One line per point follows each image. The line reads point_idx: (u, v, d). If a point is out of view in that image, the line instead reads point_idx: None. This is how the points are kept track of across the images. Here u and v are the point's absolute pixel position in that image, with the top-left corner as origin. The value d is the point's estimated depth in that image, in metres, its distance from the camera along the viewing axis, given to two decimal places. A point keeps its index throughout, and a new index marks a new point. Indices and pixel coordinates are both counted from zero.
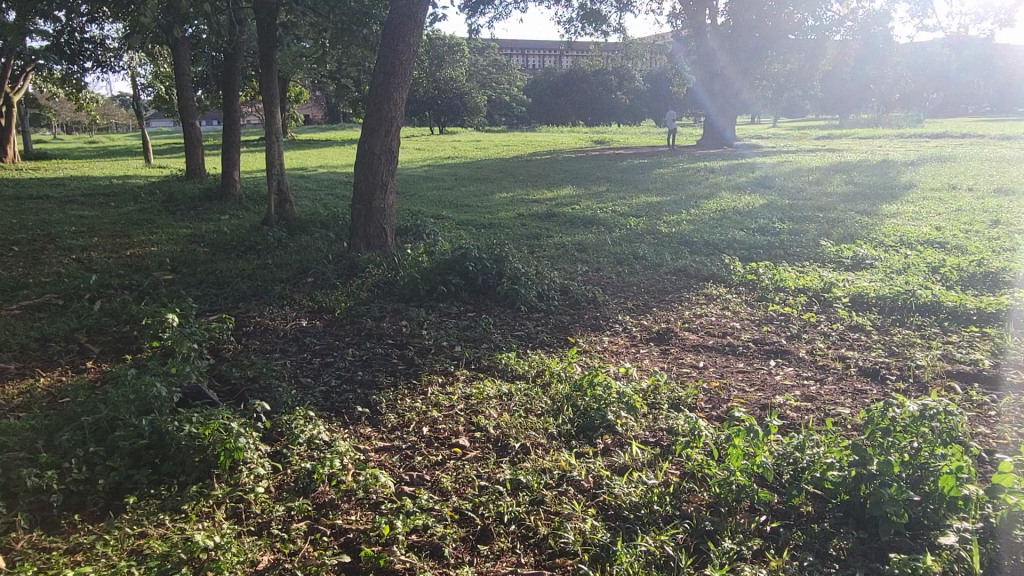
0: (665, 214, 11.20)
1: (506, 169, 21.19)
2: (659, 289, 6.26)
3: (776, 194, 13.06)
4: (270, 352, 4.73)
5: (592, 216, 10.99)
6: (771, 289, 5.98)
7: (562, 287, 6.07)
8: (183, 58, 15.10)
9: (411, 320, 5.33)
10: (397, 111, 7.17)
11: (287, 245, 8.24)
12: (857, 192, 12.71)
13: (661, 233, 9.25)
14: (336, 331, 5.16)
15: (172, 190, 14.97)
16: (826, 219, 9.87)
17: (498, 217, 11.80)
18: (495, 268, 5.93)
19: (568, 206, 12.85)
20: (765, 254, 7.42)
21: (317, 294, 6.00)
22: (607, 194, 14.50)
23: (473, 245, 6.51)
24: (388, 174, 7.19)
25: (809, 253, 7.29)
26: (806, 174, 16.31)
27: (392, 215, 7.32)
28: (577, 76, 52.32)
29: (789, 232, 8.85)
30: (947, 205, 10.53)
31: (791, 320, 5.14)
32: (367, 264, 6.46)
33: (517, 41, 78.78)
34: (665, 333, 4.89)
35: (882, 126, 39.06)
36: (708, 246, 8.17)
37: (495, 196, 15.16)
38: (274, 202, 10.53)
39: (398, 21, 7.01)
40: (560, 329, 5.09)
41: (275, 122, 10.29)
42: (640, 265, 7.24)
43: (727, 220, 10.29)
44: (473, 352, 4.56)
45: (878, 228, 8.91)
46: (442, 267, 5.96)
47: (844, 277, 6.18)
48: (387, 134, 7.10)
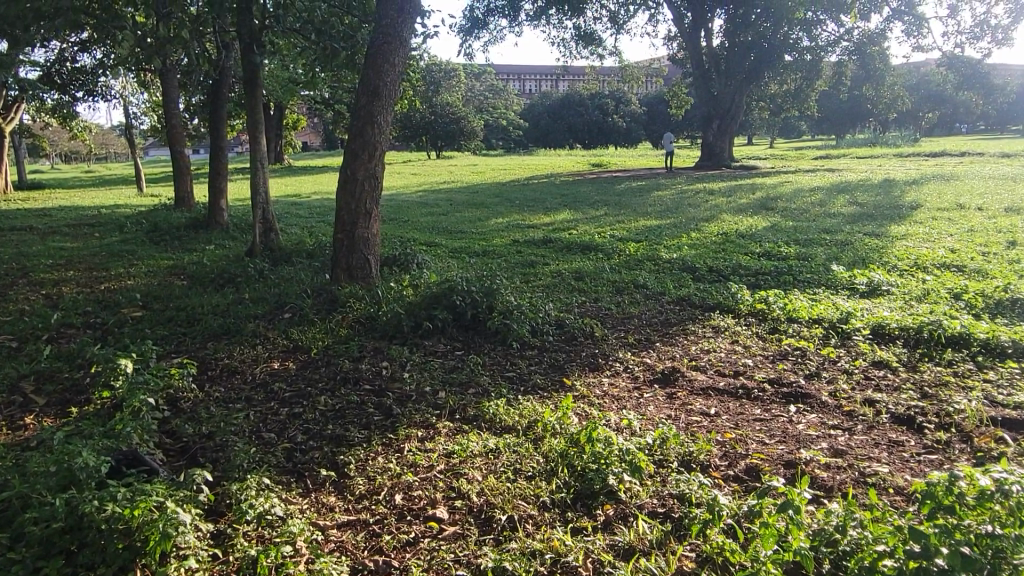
0: (666, 238, 10.79)
1: (502, 193, 20.82)
2: (663, 322, 5.81)
3: (779, 216, 12.67)
4: (234, 401, 4.28)
5: (589, 242, 10.58)
6: (783, 320, 5.54)
7: (557, 321, 5.62)
8: (170, 85, 14.81)
9: (392, 360, 4.88)
10: (381, 134, 6.76)
11: (267, 277, 7.81)
12: (863, 213, 12.31)
13: (662, 259, 8.83)
14: (309, 375, 4.71)
15: (159, 219, 14.59)
16: (833, 242, 9.46)
17: (493, 244, 11.39)
18: (485, 302, 5.49)
19: (565, 232, 12.45)
20: (773, 281, 7.00)
21: (292, 332, 5.56)
22: (606, 218, 14.12)
23: (461, 276, 6.07)
24: (372, 201, 6.76)
25: (819, 279, 6.87)
26: (808, 194, 15.94)
27: (377, 245, 6.90)
28: (573, 100, 52.27)
29: (796, 256, 8.44)
30: (958, 225, 10.13)
31: (807, 356, 4.69)
32: (349, 298, 6.03)
33: (513, 67, 79.22)
34: (671, 373, 4.44)
35: (879, 146, 38.93)
36: (712, 273, 7.74)
37: (490, 221, 14.77)
38: (259, 232, 10.14)
39: (381, 41, 6.64)
40: (556, 369, 4.63)
41: (259, 149, 9.90)
42: (641, 295, 6.80)
43: (731, 244, 9.88)
44: (458, 398, 4.10)
45: (888, 250, 8.50)
46: (428, 301, 5.52)
47: (861, 306, 5.75)
48: (370, 159, 6.69)
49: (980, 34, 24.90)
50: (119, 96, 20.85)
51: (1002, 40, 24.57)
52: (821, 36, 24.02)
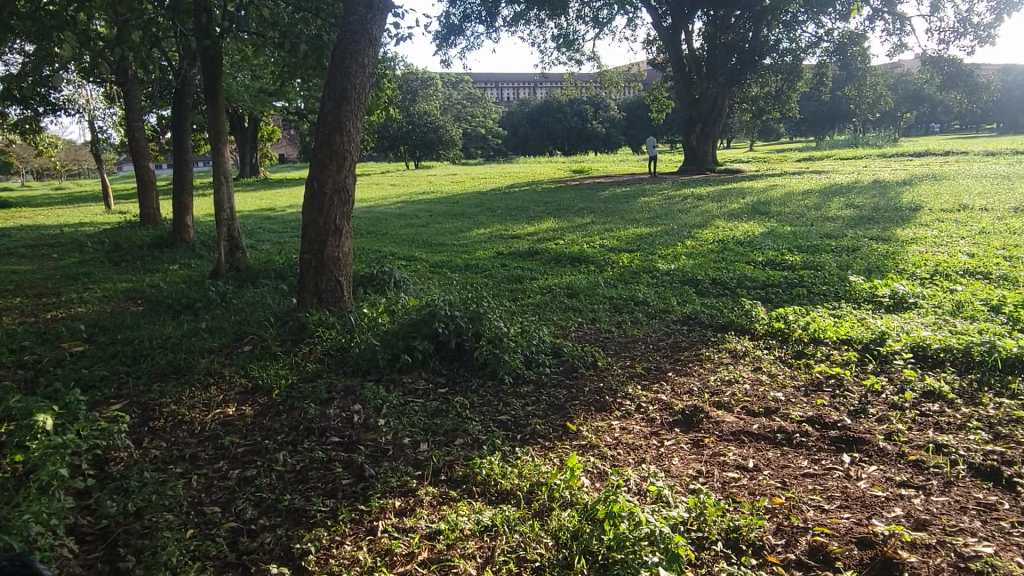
0: (661, 247, 10.20)
1: (484, 202, 20.15)
2: (672, 345, 5.19)
3: (775, 220, 12.15)
4: (173, 462, 3.57)
5: (579, 253, 9.95)
6: (809, 342, 4.93)
7: (554, 348, 4.98)
8: (132, 97, 14.02)
9: (365, 403, 4.20)
10: (352, 143, 6.10)
11: (229, 301, 7.10)
12: (862, 216, 11.83)
13: (660, 270, 8.23)
14: (267, 423, 4.01)
15: (121, 238, 13.77)
16: (838, 249, 8.92)
17: (477, 257, 10.74)
18: (471, 330, 4.83)
19: (552, 242, 11.84)
20: (786, 295, 6.41)
21: (252, 369, 4.86)
22: (594, 226, 13.55)
23: (444, 299, 5.41)
24: (343, 217, 6.08)
25: (836, 292, 6.30)
26: (801, 198, 15.46)
27: (350, 266, 6.21)
28: (552, 106, 51.74)
29: (804, 264, 7.88)
30: (968, 228, 9.63)
31: (847, 388, 4.07)
32: (316, 325, 5.33)
33: (492, 75, 78.75)
34: (693, 412, 3.79)
35: (861, 146, 38.78)
36: (717, 286, 7.15)
37: (473, 232, 14.13)
38: (224, 250, 9.38)
39: (349, 40, 5.99)
40: (558, 410, 3.97)
41: (223, 161, 9.18)
42: (643, 313, 6.19)
43: (731, 252, 9.33)
44: (443, 454, 3.43)
45: (900, 257, 7.96)
46: (406, 330, 4.85)
47: (893, 322, 5.18)
48: (340, 170, 6.01)
49: (962, 33, 24.63)
50: (83, 110, 19.96)
51: (984, 38, 24.35)
52: (800, 36, 23.53)
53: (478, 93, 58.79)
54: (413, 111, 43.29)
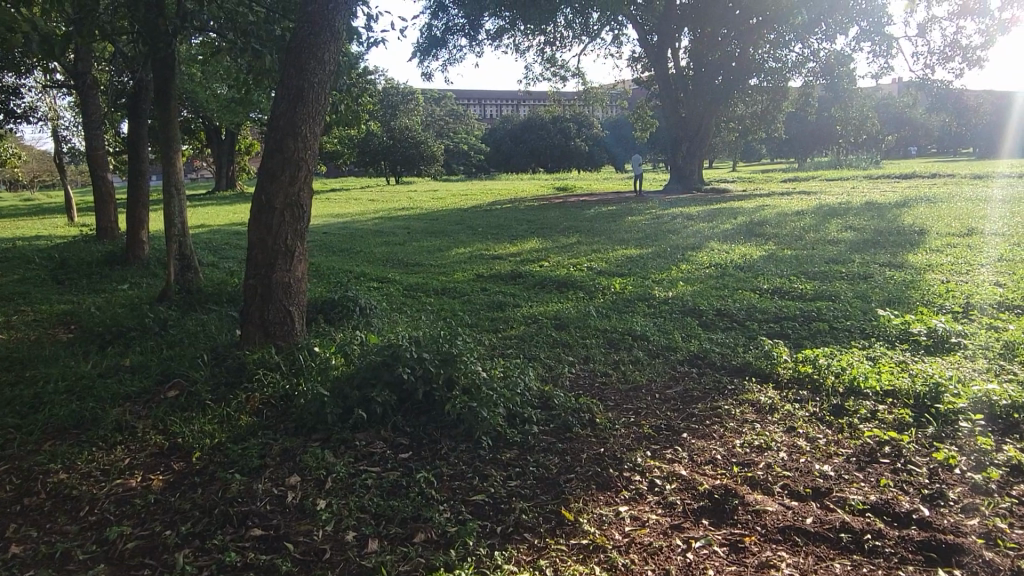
0: (654, 271, 9.45)
1: (465, 220, 19.33)
2: (683, 394, 4.36)
3: (774, 243, 11.47)
4: (35, 571, 2.65)
5: (566, 277, 9.16)
6: (847, 395, 4.14)
7: (544, 397, 4.14)
8: (87, 103, 13.03)
9: (306, 474, 3.31)
10: (308, 150, 5.23)
11: (168, 331, 6.18)
12: (864, 239, 11.19)
13: (657, 298, 7.45)
14: (173, 504, 3.10)
15: (70, 254, 12.72)
16: (849, 276, 8.20)
17: (456, 280, 9.91)
18: (443, 377, 3.97)
19: (537, 264, 11.06)
20: (805, 332, 5.63)
21: (173, 423, 3.96)
22: (580, 247, 12.78)
23: (411, 336, 4.54)
24: (296, 236, 5.18)
25: (862, 329, 5.53)
26: (795, 219, 14.83)
27: (303, 294, 5.31)
28: (535, 123, 51.04)
29: (817, 294, 7.11)
30: (983, 254, 8.99)
31: (910, 461, 3.27)
32: (257, 366, 4.43)
33: (475, 92, 78.37)
34: (724, 495, 2.94)
35: (845, 167, 38.54)
36: (725, 319, 6.35)
37: (452, 252, 13.28)
38: (174, 269, 8.40)
39: (308, 33, 5.16)
40: (551, 490, 3.12)
41: (174, 172, 8.25)
42: (645, 351, 5.37)
43: (731, 278, 8.55)
44: (400, 564, 2.56)
45: (920, 287, 7.24)
46: (365, 378, 3.98)
47: (943, 370, 4.41)
48: (293, 181, 5.13)
49: (949, 55, 24.21)
50: (43, 117, 18.89)
51: (972, 62, 24.05)
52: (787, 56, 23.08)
53: (459, 109, 58.16)
54: (394, 126, 42.49)
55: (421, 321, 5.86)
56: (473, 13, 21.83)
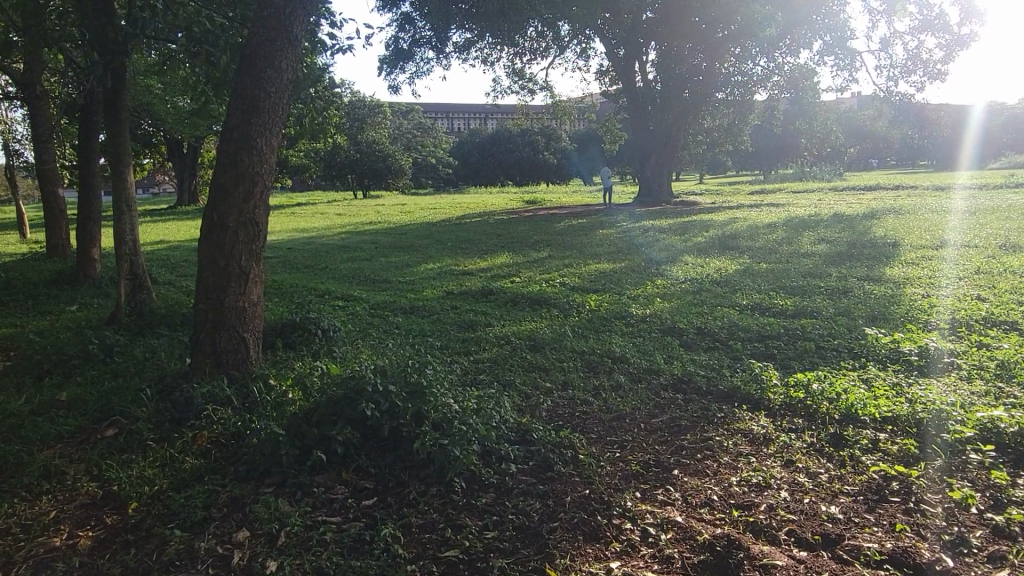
0: (628, 287, 9.21)
1: (434, 234, 18.98)
2: (671, 424, 4.06)
3: (747, 256, 11.33)
4: None
5: (539, 294, 8.87)
6: (845, 424, 3.88)
7: (522, 430, 3.81)
8: (37, 115, 12.45)
9: (257, 528, 2.95)
10: (264, 164, 4.86)
11: (113, 357, 5.73)
12: (837, 252, 11.09)
13: (634, 315, 7.20)
14: (102, 570, 2.71)
15: (18, 273, 12.10)
16: (827, 290, 8.03)
17: (425, 298, 9.56)
18: (413, 411, 3.63)
19: (508, 280, 10.76)
20: (791, 353, 5.38)
21: (111, 466, 3.56)
22: (552, 261, 12.52)
23: (377, 365, 4.19)
24: (250, 257, 4.79)
25: (851, 349, 5.29)
26: (767, 232, 14.75)
27: (260, 319, 4.92)
28: (504, 136, 50.96)
29: (798, 310, 6.89)
30: (958, 267, 8.91)
31: (923, 499, 3.01)
32: (204, 400, 4.03)
33: (442, 105, 78.18)
34: (728, 547, 2.65)
35: (810, 179, 39.00)
36: (706, 338, 6.08)
37: (420, 268, 12.90)
38: (123, 289, 7.89)
39: (262, 38, 4.82)
40: (533, 543, 2.80)
41: (124, 188, 7.75)
42: (626, 375, 5.09)
43: (709, 294, 8.31)
44: None
45: (902, 302, 7.05)
46: (325, 414, 3.62)
47: (942, 394, 4.17)
48: (247, 197, 4.75)
49: (910, 69, 24.54)
50: None
51: (934, 76, 24.37)
52: (753, 70, 23.10)
53: (427, 122, 57.80)
54: (361, 139, 42.03)
55: (388, 346, 5.50)
56: (441, 26, 21.58)
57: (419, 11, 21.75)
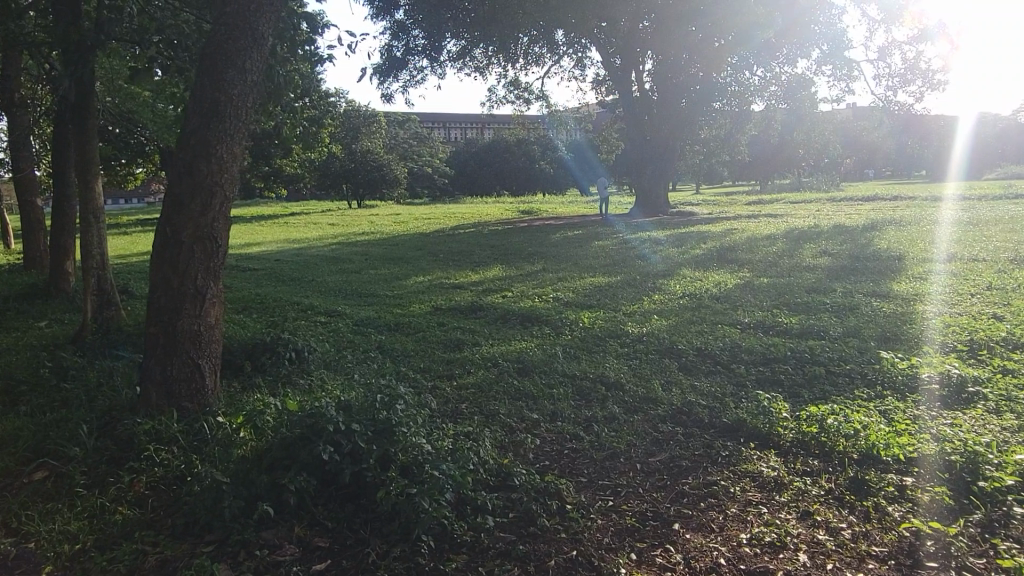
0: (624, 302, 8.80)
1: (426, 245, 18.56)
2: (670, 464, 3.64)
3: (747, 270, 10.92)
4: None
5: (530, 310, 8.44)
6: (867, 467, 3.46)
7: (503, 473, 3.38)
8: (13, 123, 12.01)
9: None
10: (225, 173, 4.42)
11: (66, 381, 5.30)
12: (840, 265, 10.69)
13: (629, 334, 6.78)
14: None
15: None
16: (834, 307, 7.62)
17: (412, 313, 9.12)
18: (377, 453, 3.20)
19: (499, 294, 10.34)
20: (799, 379, 4.97)
21: (32, 518, 3.14)
22: (545, 274, 12.10)
23: (342, 397, 3.76)
24: (208, 275, 4.33)
25: (865, 375, 4.87)
26: (767, 244, 14.37)
27: (218, 343, 4.46)
28: (500, 146, 50.70)
29: (804, 330, 6.48)
30: (968, 282, 8.51)
31: (966, 566, 2.60)
32: (146, 438, 3.59)
33: (439, 115, 78.02)
34: None
35: (808, 190, 38.74)
36: (707, 361, 5.66)
37: (410, 281, 12.48)
38: (90, 305, 7.41)
39: (224, 37, 4.41)
40: None
41: (92, 197, 7.27)
42: (621, 405, 4.66)
43: (709, 310, 7.90)
44: None
45: (915, 321, 6.64)
46: (278, 459, 3.19)
47: (973, 432, 3.75)
48: (205, 210, 4.30)
49: (908, 79, 24.21)
50: None
51: (933, 85, 24.03)
52: (749, 79, 22.71)
53: (423, 132, 57.51)
54: (355, 149, 41.65)
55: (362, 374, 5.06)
56: (434, 34, 21.21)
57: (412, 19, 21.39)
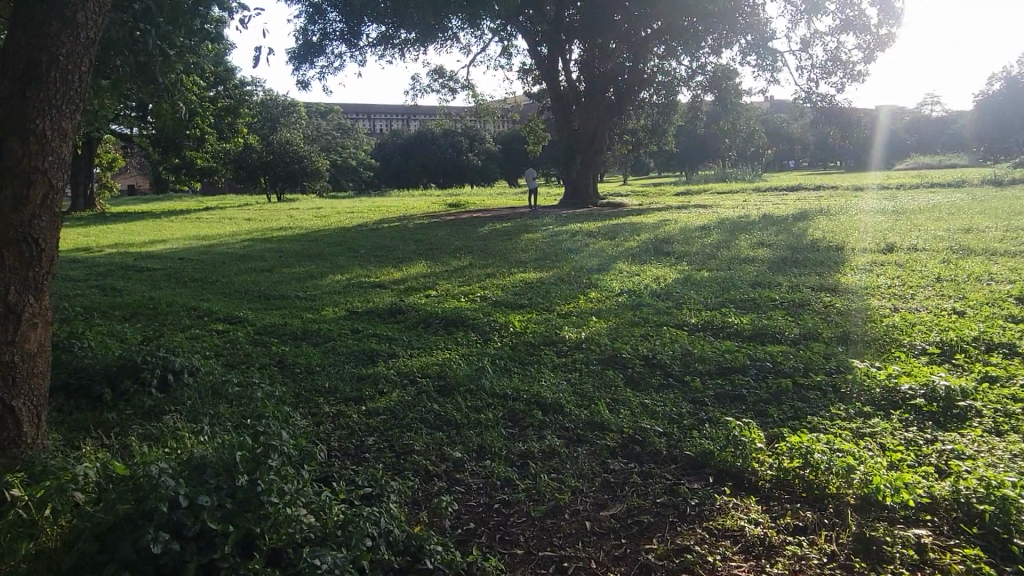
0: (557, 301, 8.08)
1: (345, 241, 17.45)
2: (628, 521, 2.88)
3: (685, 263, 10.37)
4: None
5: (454, 312, 7.59)
6: (873, 520, 2.78)
7: (412, 550, 2.58)
8: None
9: None
10: (50, 158, 3.39)
11: None
12: (780, 257, 10.24)
13: (566, 340, 6.03)
14: None
15: None
16: (783, 304, 7.07)
17: (322, 318, 8.16)
18: (234, 537, 2.33)
19: (421, 294, 9.47)
20: (764, 395, 4.29)
21: None
22: (472, 270, 11.28)
23: (201, 448, 2.85)
24: (22, 291, 3.31)
25: (839, 389, 4.23)
26: (701, 234, 13.98)
27: (40, 377, 3.45)
28: (426, 137, 49.55)
29: (758, 332, 5.86)
30: (914, 273, 8.13)
31: None
32: None
33: (363, 106, 76.19)
34: None
35: (732, 180, 39.14)
36: (655, 373, 4.95)
37: (325, 281, 11.45)
38: None
39: None
40: None
41: None
42: (561, 435, 3.90)
43: (651, 310, 7.24)
44: None
45: (872, 318, 6.13)
46: (91, 555, 2.28)
47: (986, 465, 3.12)
48: (17, 203, 3.27)
49: (831, 70, 24.31)
50: None
51: (854, 76, 24.22)
52: (675, 69, 22.25)
53: (346, 124, 55.78)
54: (274, 139, 39.77)
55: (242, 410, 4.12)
56: (352, 17, 19.94)
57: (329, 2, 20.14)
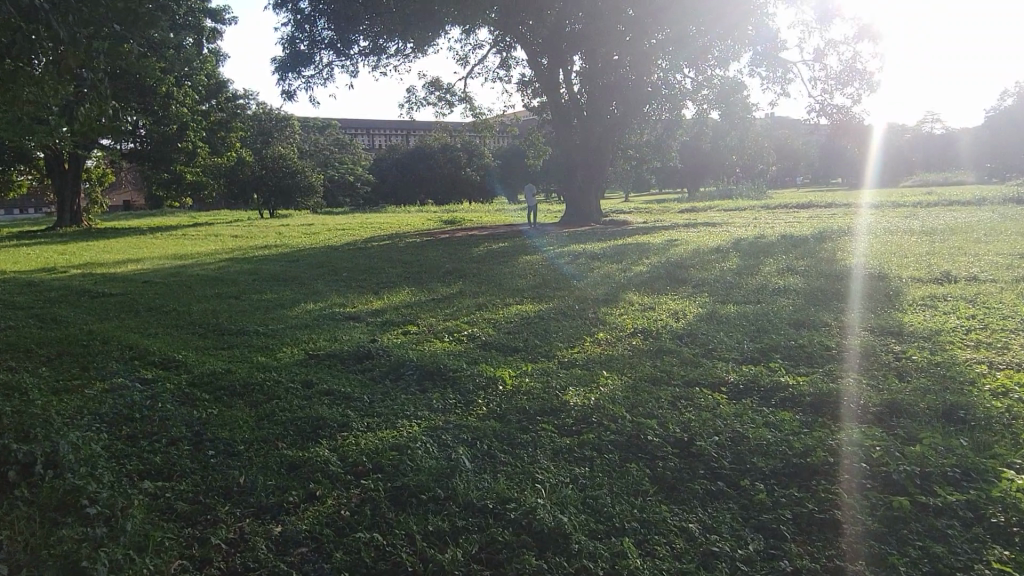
0: (558, 344, 6.65)
1: (329, 262, 16.03)
2: None
3: (707, 294, 8.95)
4: None
5: (430, 359, 6.15)
6: None
7: None
8: None
9: None
10: None
11: None
12: (817, 287, 8.81)
13: (572, 405, 4.60)
14: None
15: None
16: (845, 355, 5.61)
17: (274, 364, 6.73)
18: None
19: (401, 330, 8.06)
20: (874, 527, 2.86)
21: None
22: (460, 299, 9.85)
23: None
24: None
25: (991, 522, 2.82)
26: (718, 257, 12.61)
27: None
28: (423, 152, 48.28)
29: (827, 399, 4.45)
30: (991, 312, 6.70)
31: None
32: None
33: (360, 121, 75.23)
34: None
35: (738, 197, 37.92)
36: (700, 473, 3.50)
37: (293, 311, 10.00)
38: None
39: None
40: None
41: None
42: None
43: (675, 359, 5.79)
44: None
45: (973, 378, 4.71)
46: None
47: None
48: None
49: (845, 80, 22.90)
50: None
51: (870, 85, 22.78)
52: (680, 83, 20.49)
53: (342, 138, 54.50)
54: (267, 154, 38.49)
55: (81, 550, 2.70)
56: (342, 25, 18.60)
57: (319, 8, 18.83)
